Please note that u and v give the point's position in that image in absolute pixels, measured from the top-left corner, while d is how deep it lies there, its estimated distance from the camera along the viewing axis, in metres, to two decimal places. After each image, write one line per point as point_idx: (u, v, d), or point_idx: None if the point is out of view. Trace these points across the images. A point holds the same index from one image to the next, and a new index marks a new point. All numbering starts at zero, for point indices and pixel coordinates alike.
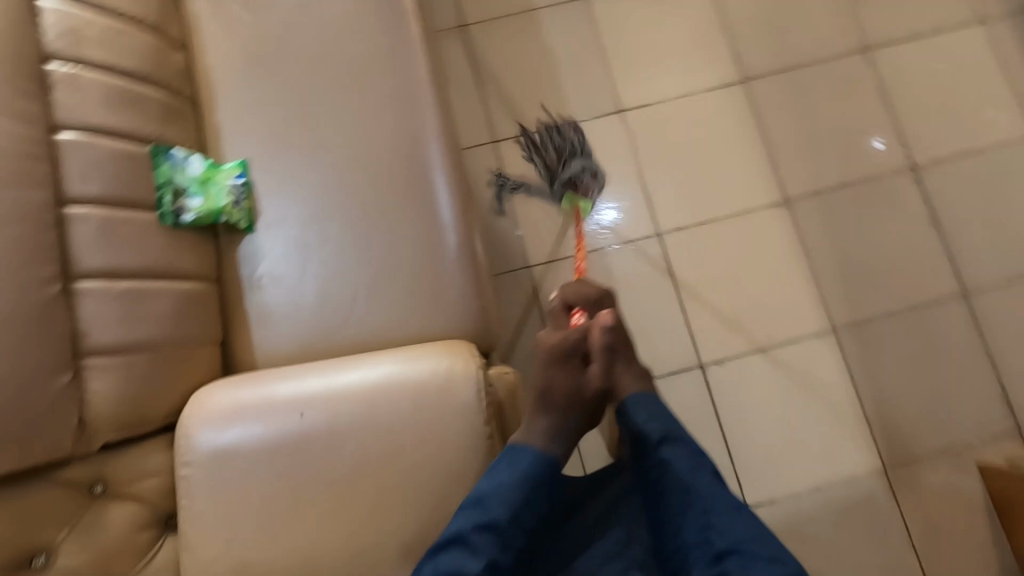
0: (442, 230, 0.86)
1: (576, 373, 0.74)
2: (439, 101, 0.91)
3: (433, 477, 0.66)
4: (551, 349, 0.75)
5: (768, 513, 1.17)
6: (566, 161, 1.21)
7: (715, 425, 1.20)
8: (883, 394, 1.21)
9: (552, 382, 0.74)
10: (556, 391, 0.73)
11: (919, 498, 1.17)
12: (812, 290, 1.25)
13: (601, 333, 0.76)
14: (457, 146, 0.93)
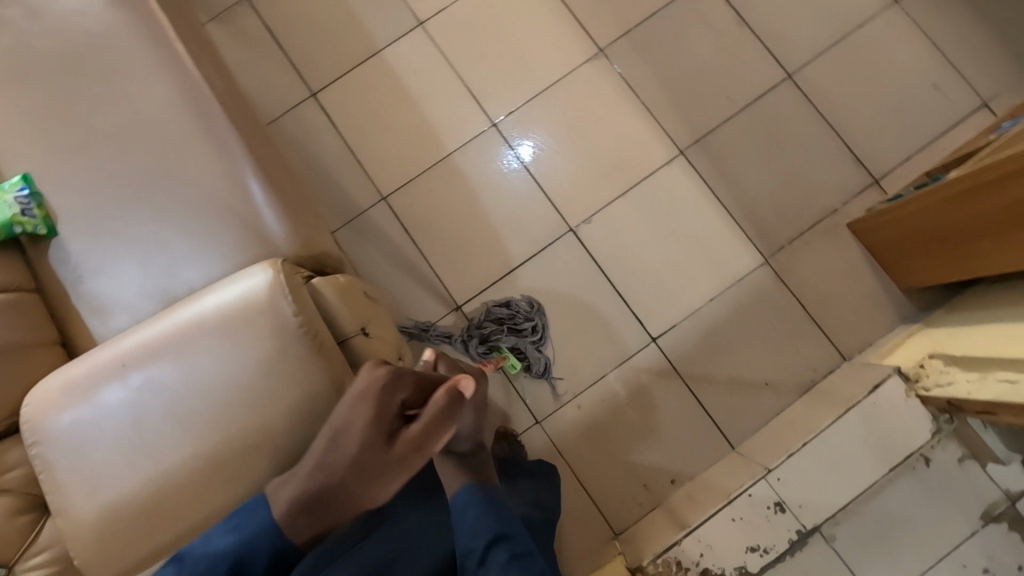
0: (236, 172, 0.88)
1: (383, 432, 0.60)
2: (197, 58, 0.93)
3: (264, 378, 0.71)
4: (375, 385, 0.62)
5: (675, 338, 1.23)
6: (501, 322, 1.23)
7: (603, 279, 1.25)
8: (744, 195, 1.26)
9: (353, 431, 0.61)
10: (346, 448, 0.61)
11: (802, 274, 1.23)
12: (651, 123, 1.29)
13: (442, 394, 0.60)
14: (233, 95, 0.95)
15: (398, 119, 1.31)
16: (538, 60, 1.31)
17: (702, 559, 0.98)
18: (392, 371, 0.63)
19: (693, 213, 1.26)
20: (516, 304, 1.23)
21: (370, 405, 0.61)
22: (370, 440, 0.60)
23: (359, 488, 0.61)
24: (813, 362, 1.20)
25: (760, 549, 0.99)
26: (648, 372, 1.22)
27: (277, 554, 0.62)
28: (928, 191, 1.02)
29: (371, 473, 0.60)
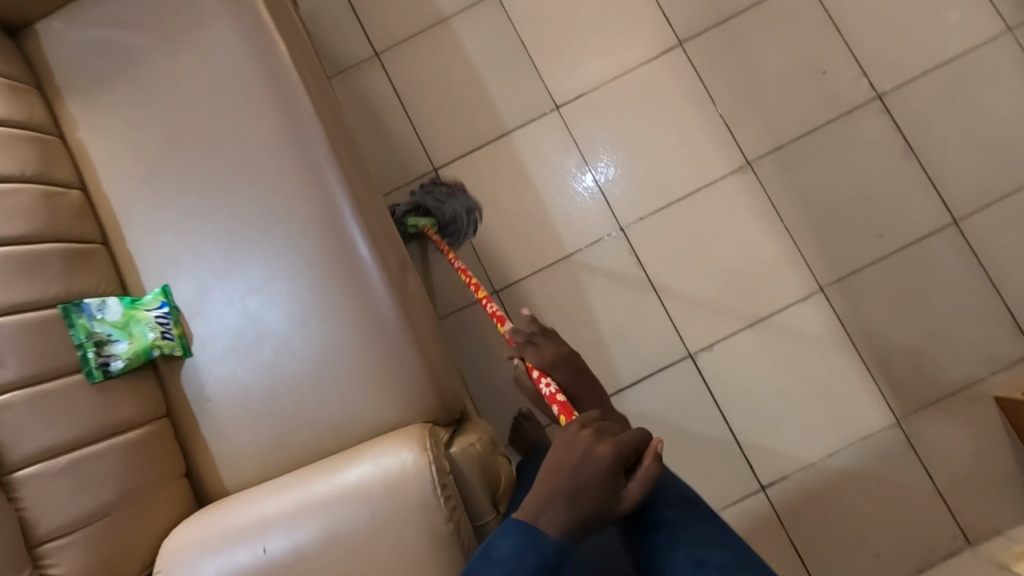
0: (378, 307, 0.81)
1: (614, 485, 0.59)
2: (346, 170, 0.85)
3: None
4: (603, 450, 0.60)
5: (784, 491, 1.15)
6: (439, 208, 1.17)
7: (714, 414, 1.17)
8: (884, 346, 1.16)
9: (589, 481, 0.58)
10: (593, 485, 0.58)
11: (936, 445, 1.13)
12: (792, 252, 1.19)
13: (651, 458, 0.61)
14: (377, 211, 0.88)
15: (519, 209, 1.23)
16: (676, 166, 1.22)
17: None
18: (619, 445, 0.60)
19: (824, 357, 1.17)
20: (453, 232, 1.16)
21: (600, 470, 0.59)
22: (609, 487, 0.58)
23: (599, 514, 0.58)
24: (933, 542, 1.11)
25: None
26: (751, 522, 1.15)
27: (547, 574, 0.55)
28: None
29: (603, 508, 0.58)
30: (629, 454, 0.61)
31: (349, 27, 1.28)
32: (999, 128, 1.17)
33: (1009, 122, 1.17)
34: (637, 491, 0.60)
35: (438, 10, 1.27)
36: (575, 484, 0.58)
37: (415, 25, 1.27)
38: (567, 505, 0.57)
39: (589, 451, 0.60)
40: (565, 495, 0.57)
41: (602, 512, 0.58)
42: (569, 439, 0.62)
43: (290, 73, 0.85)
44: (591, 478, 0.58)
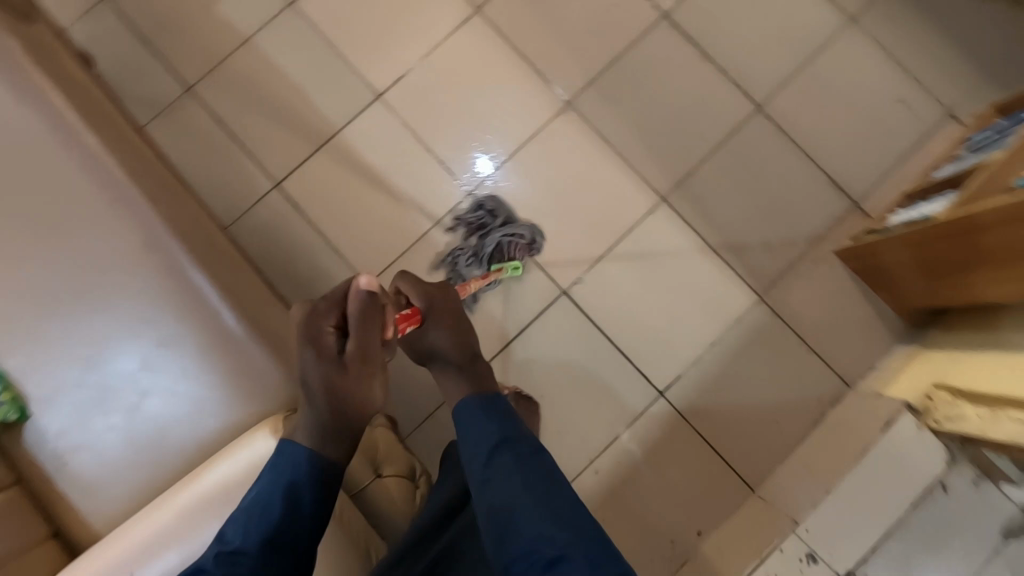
0: (218, 314, 0.83)
1: (330, 359, 0.73)
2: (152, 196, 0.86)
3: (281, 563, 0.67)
4: (313, 314, 0.74)
5: (682, 390, 1.22)
6: (485, 235, 1.21)
7: (602, 340, 1.23)
8: (732, 235, 1.25)
9: (309, 354, 0.73)
10: (310, 366, 0.73)
11: (799, 309, 1.23)
12: (630, 173, 1.27)
13: (354, 308, 0.72)
14: (198, 226, 0.89)
15: (369, 200, 1.25)
16: (505, 121, 1.28)
17: None
18: (330, 296, 0.75)
19: (683, 259, 1.25)
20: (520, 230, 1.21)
21: (308, 341, 0.73)
22: (324, 362, 0.73)
23: (332, 387, 0.72)
24: (820, 395, 1.21)
25: None
26: (661, 429, 1.21)
27: (311, 486, 0.70)
28: (915, 229, 1.03)
29: (340, 386, 0.73)
30: (330, 315, 0.74)
31: (153, 68, 1.27)
32: (773, 17, 1.30)
33: (780, 9, 1.30)
34: (350, 349, 0.72)
35: (240, 32, 1.28)
36: (303, 367, 0.74)
37: (221, 53, 1.27)
38: (308, 404, 0.73)
39: (297, 322, 0.75)
40: (303, 382, 0.73)
41: (331, 390, 0.72)
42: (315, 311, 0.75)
43: (67, 112, 0.85)
44: (307, 355, 0.73)
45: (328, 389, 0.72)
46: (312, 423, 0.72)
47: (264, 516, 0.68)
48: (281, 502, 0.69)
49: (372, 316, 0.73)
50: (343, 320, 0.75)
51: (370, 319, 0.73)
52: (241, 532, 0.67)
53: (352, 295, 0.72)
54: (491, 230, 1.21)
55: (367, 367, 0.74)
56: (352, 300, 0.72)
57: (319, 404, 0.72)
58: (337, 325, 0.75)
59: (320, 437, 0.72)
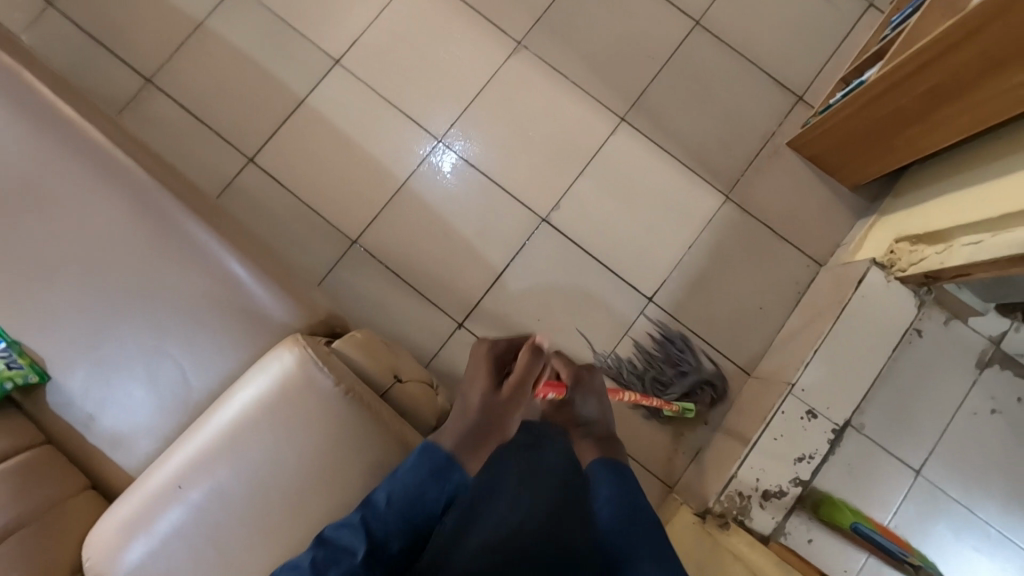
0: (222, 263, 0.84)
1: (490, 386, 0.71)
2: (124, 145, 0.85)
3: (320, 464, 0.70)
4: (484, 359, 0.73)
5: (667, 293, 1.28)
6: (674, 381, 1.24)
7: (586, 259, 1.29)
8: (690, 143, 1.32)
9: (470, 388, 0.72)
10: (470, 400, 0.71)
11: (763, 201, 1.31)
12: (587, 100, 1.33)
13: (527, 352, 0.70)
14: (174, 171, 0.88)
15: (345, 160, 1.29)
16: (464, 67, 1.33)
17: (759, 481, 1.06)
18: (499, 350, 0.74)
19: (649, 172, 1.31)
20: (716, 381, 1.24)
21: (481, 394, 0.71)
22: (481, 398, 0.70)
23: (484, 425, 0.69)
24: (795, 277, 1.28)
25: (805, 457, 1.07)
26: (655, 332, 1.27)
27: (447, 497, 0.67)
28: (853, 100, 1.10)
29: (490, 417, 0.70)
30: (505, 362, 0.74)
31: (109, 65, 1.28)
32: None
33: None
34: (510, 388, 0.70)
35: (190, 19, 1.31)
36: (464, 414, 0.70)
37: (175, 41, 1.30)
38: (457, 432, 0.69)
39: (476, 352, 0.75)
40: (455, 417, 0.70)
41: (484, 424, 0.69)
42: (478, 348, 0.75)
43: (23, 73, 0.83)
44: (474, 396, 0.71)
45: (472, 417, 0.69)
46: (457, 442, 0.68)
47: (413, 505, 0.65)
48: (432, 497, 0.66)
49: (534, 373, 0.70)
50: (512, 357, 0.74)
51: (526, 364, 0.70)
52: (388, 502, 0.65)
53: (528, 347, 0.70)
54: (687, 373, 1.24)
55: (510, 395, 0.70)
56: (526, 351, 0.70)
57: (472, 441, 0.68)
58: (499, 365, 0.73)
59: (466, 446, 0.68)
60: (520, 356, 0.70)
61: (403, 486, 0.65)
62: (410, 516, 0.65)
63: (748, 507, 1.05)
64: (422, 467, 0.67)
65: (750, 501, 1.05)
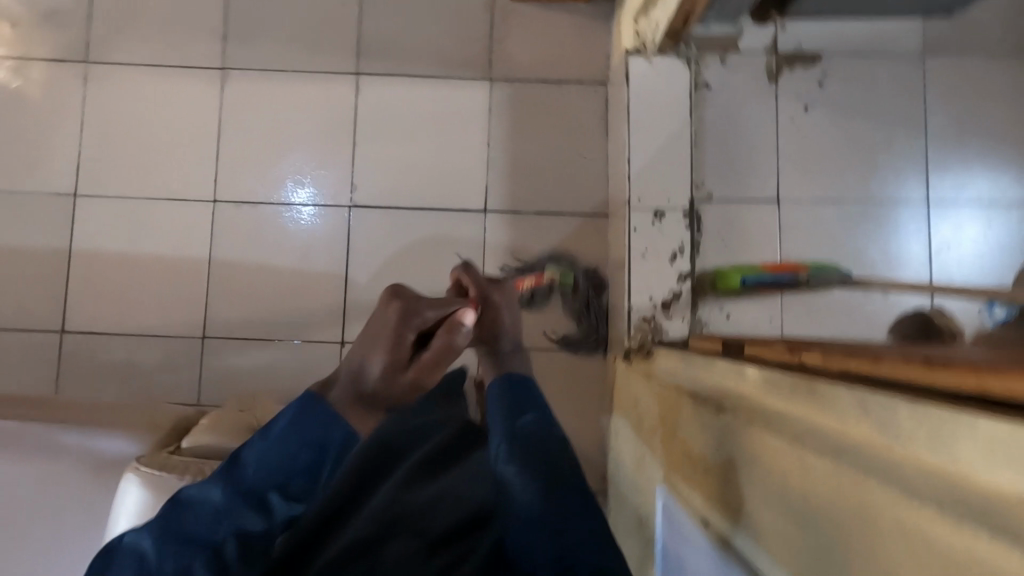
0: (63, 441, 0.90)
1: (401, 360, 0.75)
2: None
3: None
4: (393, 322, 0.75)
5: (495, 195, 1.27)
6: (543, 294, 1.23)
7: (408, 214, 1.27)
8: (427, 54, 1.29)
9: (375, 351, 0.74)
10: (372, 367, 0.73)
11: (522, 61, 1.29)
12: (315, 78, 1.29)
13: (449, 329, 0.75)
14: None
15: (144, 275, 1.25)
16: (190, 125, 1.28)
17: (653, 298, 1.08)
18: (407, 317, 0.75)
19: (411, 103, 1.29)
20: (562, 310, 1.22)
21: (389, 359, 0.74)
22: (388, 367, 0.74)
23: (385, 390, 0.73)
24: (591, 107, 1.28)
25: (677, 251, 1.09)
26: (507, 234, 1.27)
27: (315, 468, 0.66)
28: None
29: (392, 388, 0.74)
30: (415, 329, 0.76)
31: None
32: None
33: None
34: (421, 368, 0.74)
35: None
36: (359, 368, 0.73)
37: None
38: (347, 389, 0.72)
39: (383, 316, 0.76)
40: (354, 372, 0.73)
41: (382, 394, 0.73)
42: (405, 298, 0.77)
43: None
44: (375, 358, 0.74)
45: (375, 387, 0.73)
46: (347, 401, 0.70)
47: (285, 468, 0.64)
48: (304, 470, 0.65)
49: (452, 356, 0.76)
50: (426, 330, 0.77)
51: (443, 347, 0.75)
52: (256, 468, 0.64)
53: (460, 335, 0.75)
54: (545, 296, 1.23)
55: (424, 365, 0.75)
56: (459, 337, 0.75)
57: (370, 402, 0.72)
58: (418, 329, 0.76)
59: (347, 409, 0.70)
60: (438, 332, 0.75)
61: (276, 451, 0.64)
62: (277, 481, 0.64)
63: (658, 324, 1.08)
64: (305, 427, 0.66)
65: (656, 318, 1.08)
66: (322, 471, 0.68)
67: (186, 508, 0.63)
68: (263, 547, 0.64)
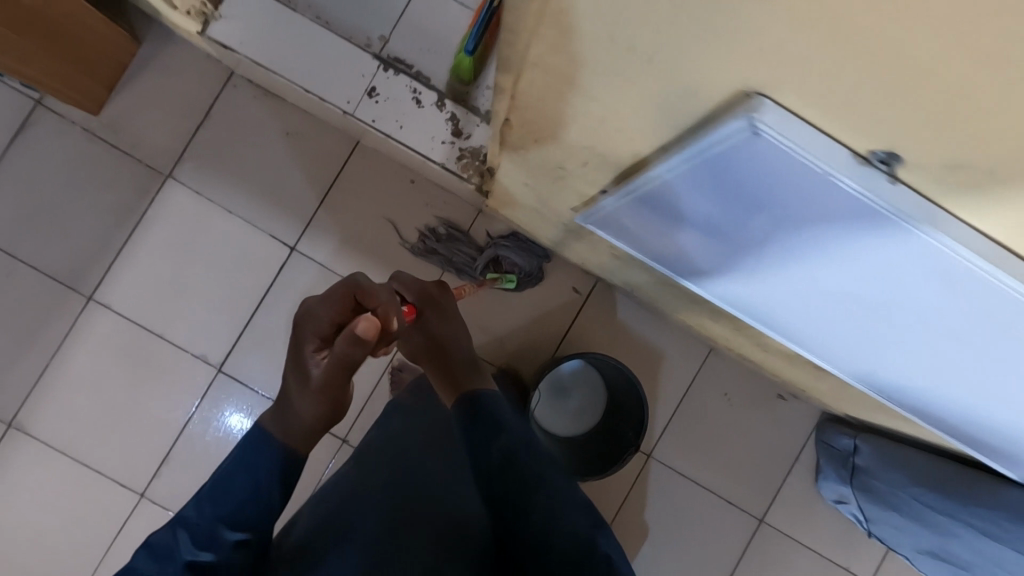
0: None
1: (303, 372, 0.72)
2: None
3: None
4: (301, 326, 0.74)
5: (284, 229, 1.23)
6: (473, 264, 1.24)
7: (258, 319, 1.22)
8: (109, 223, 1.20)
9: (291, 372, 0.74)
10: (288, 385, 0.74)
11: (169, 137, 1.21)
12: (75, 340, 1.20)
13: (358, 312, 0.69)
14: None
15: None
16: (48, 481, 1.18)
17: (443, 140, 1.07)
18: (314, 315, 0.73)
19: (151, 262, 1.21)
20: (505, 263, 1.24)
21: (298, 374, 0.73)
22: (297, 389, 0.73)
23: (301, 414, 0.73)
24: (249, 97, 1.22)
25: (415, 92, 1.07)
26: (327, 238, 1.24)
27: (270, 498, 0.72)
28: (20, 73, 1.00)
29: (301, 418, 0.73)
30: (321, 321, 0.73)
31: None
32: None
33: None
34: (323, 378, 0.71)
35: None
36: (284, 395, 0.75)
37: None
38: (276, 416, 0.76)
39: (298, 319, 0.74)
40: (282, 394, 0.76)
41: (303, 423, 0.73)
42: (305, 308, 0.74)
43: None
44: (290, 380, 0.73)
45: (292, 423, 0.74)
46: (278, 428, 0.74)
47: (235, 501, 0.70)
48: (253, 500, 0.70)
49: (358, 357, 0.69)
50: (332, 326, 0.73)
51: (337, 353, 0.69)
52: (206, 510, 0.69)
53: (350, 330, 0.67)
54: (477, 261, 1.24)
55: (327, 380, 0.71)
56: (349, 336, 0.67)
57: (293, 432, 0.74)
58: (319, 333, 0.73)
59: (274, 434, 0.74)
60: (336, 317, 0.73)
61: (237, 484, 0.71)
62: (233, 509, 0.69)
63: (469, 148, 1.07)
64: (256, 463, 0.73)
65: (462, 147, 1.07)
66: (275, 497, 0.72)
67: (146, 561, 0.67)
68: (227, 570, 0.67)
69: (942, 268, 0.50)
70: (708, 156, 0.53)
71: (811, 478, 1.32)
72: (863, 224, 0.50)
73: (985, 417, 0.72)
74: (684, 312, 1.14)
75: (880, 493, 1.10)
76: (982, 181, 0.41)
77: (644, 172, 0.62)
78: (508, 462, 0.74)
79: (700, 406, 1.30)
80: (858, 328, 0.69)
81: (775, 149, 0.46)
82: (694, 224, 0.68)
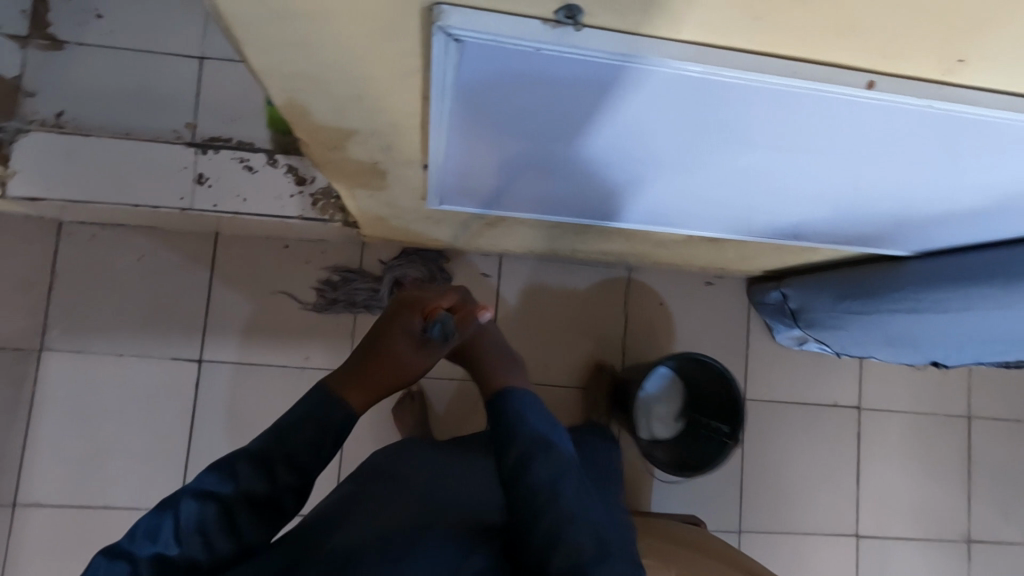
0: None
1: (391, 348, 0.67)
2: None
3: None
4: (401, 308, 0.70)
5: (183, 347, 1.18)
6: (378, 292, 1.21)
7: (196, 443, 1.17)
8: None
9: (375, 352, 0.67)
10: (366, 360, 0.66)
11: (23, 314, 1.14)
12: (16, 555, 1.11)
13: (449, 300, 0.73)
14: None
15: None
16: None
17: (291, 192, 1.05)
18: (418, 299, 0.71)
19: (62, 441, 1.14)
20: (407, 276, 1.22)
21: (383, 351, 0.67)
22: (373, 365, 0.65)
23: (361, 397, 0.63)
24: (86, 239, 1.17)
25: (243, 161, 1.04)
26: (228, 335, 1.20)
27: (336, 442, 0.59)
28: None
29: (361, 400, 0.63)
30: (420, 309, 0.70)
31: None
32: None
33: None
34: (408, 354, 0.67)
35: None
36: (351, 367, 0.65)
37: None
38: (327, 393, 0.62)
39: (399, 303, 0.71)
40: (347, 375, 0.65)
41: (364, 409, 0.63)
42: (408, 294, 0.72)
43: None
44: (373, 359, 0.66)
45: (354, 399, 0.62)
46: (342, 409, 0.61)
47: (311, 438, 0.57)
48: (326, 446, 0.58)
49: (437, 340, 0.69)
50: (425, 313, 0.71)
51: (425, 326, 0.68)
52: (265, 437, 0.57)
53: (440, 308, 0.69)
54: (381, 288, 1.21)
55: (404, 359, 0.67)
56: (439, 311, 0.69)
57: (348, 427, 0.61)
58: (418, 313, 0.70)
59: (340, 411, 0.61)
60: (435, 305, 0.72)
61: (316, 419, 0.58)
62: (306, 445, 0.57)
63: (319, 190, 1.06)
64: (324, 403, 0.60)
65: (312, 191, 1.06)
66: (335, 441, 0.59)
67: (198, 488, 0.55)
68: (278, 506, 0.56)
69: (785, 108, 0.46)
70: (495, 87, 0.45)
71: (767, 340, 1.38)
72: (685, 96, 0.45)
73: (872, 217, 0.73)
74: (584, 247, 1.16)
75: (823, 321, 1.16)
76: (858, 41, 0.38)
77: (453, 132, 0.54)
78: (518, 475, 0.59)
79: (644, 325, 1.34)
80: (730, 193, 0.66)
81: (563, 56, 0.40)
82: (534, 160, 0.60)
